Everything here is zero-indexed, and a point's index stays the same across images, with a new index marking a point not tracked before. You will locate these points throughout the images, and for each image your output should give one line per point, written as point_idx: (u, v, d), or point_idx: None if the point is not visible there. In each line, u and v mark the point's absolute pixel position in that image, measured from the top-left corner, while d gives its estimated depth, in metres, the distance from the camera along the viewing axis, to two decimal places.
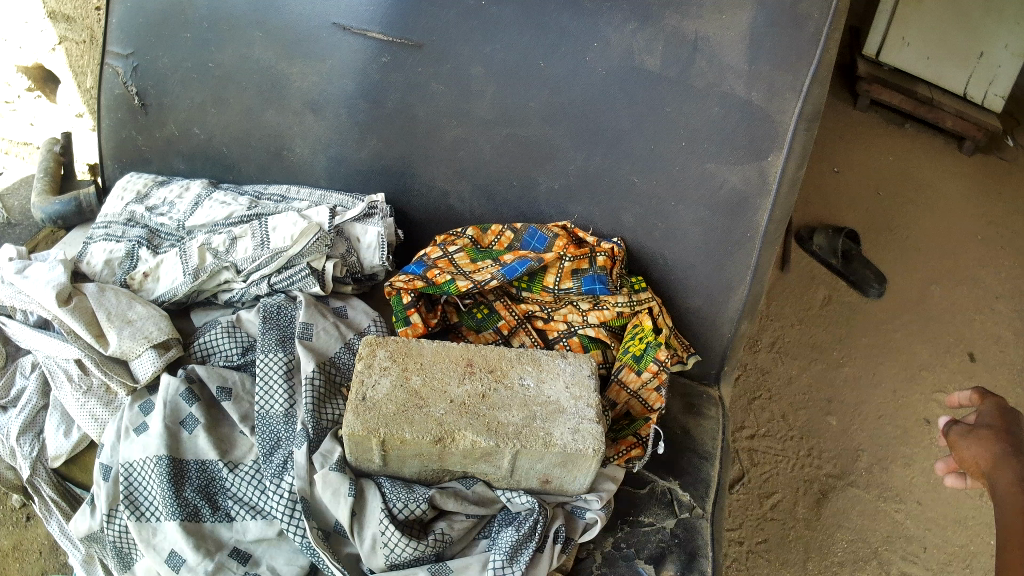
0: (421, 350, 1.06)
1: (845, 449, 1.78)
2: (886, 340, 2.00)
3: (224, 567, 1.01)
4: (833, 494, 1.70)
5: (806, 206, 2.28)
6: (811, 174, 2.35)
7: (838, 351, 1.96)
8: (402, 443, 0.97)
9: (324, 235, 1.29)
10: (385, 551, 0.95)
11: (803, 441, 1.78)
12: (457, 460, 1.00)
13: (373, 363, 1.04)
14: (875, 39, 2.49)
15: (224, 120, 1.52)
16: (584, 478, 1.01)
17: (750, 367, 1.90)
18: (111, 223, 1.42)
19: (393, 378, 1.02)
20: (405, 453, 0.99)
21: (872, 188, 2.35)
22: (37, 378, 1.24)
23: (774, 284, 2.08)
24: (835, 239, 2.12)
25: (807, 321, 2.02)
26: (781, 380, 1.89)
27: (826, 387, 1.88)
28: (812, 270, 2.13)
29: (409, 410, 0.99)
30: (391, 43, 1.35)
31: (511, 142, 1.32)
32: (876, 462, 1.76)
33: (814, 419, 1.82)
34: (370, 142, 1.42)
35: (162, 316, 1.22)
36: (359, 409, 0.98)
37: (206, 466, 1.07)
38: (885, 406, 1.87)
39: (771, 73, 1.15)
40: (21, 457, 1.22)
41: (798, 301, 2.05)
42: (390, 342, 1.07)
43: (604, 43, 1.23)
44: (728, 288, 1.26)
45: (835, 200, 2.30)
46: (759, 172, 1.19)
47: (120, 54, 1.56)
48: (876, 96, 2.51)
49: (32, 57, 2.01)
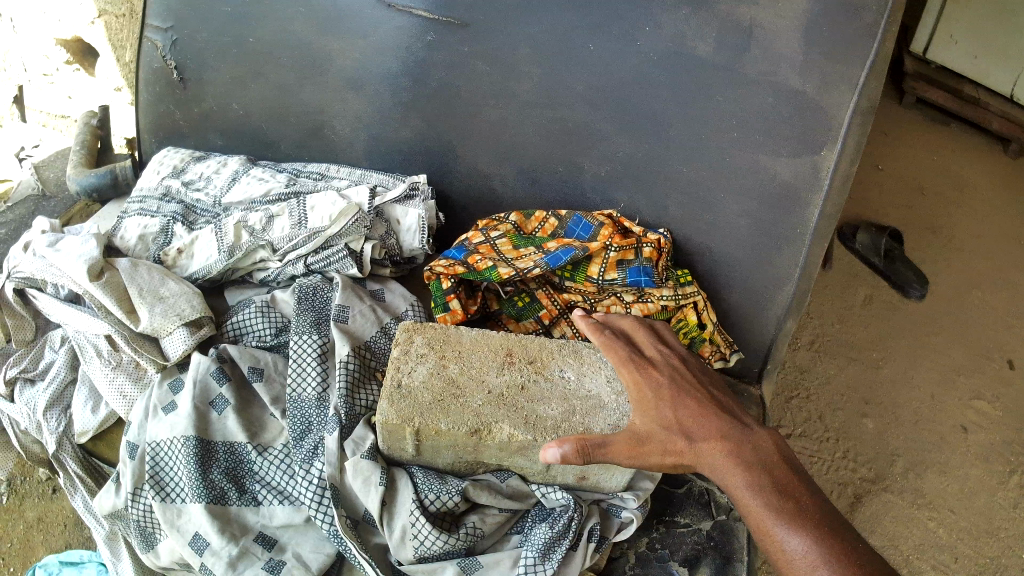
0: (460, 338, 1.03)
1: (882, 452, 1.72)
2: (928, 343, 1.93)
3: (248, 553, 0.98)
4: (866, 500, 1.64)
5: (851, 204, 2.22)
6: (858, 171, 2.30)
7: (879, 354, 1.90)
8: (433, 435, 0.94)
9: (362, 217, 1.26)
10: (415, 543, 0.92)
11: (840, 444, 1.72)
12: (491, 453, 0.97)
13: (410, 350, 1.01)
14: (922, 36, 2.42)
15: (262, 96, 1.50)
16: (624, 475, 0.98)
17: (788, 366, 1.86)
18: (146, 197, 1.41)
19: (430, 365, 0.99)
20: (434, 443, 0.96)
21: (916, 186, 2.28)
22: (66, 352, 1.23)
23: (816, 282, 2.03)
24: (880, 239, 2.05)
25: (850, 319, 1.96)
26: (819, 380, 1.83)
27: (867, 390, 1.82)
28: (854, 270, 2.06)
29: (447, 400, 0.96)
30: (436, 22, 1.32)
31: (556, 126, 1.28)
32: (912, 468, 1.70)
33: (851, 420, 1.77)
34: (412, 121, 1.39)
35: (196, 294, 1.20)
36: (393, 396, 0.95)
37: (235, 449, 1.04)
38: (923, 411, 1.80)
39: (824, 63, 1.11)
40: (48, 432, 1.21)
41: (841, 298, 2.00)
42: (428, 329, 1.04)
43: (656, 27, 1.18)
44: (774, 285, 1.22)
45: (883, 197, 2.25)
46: (811, 166, 1.14)
47: (160, 28, 1.54)
48: (923, 94, 2.46)
49: (72, 31, 1.97)
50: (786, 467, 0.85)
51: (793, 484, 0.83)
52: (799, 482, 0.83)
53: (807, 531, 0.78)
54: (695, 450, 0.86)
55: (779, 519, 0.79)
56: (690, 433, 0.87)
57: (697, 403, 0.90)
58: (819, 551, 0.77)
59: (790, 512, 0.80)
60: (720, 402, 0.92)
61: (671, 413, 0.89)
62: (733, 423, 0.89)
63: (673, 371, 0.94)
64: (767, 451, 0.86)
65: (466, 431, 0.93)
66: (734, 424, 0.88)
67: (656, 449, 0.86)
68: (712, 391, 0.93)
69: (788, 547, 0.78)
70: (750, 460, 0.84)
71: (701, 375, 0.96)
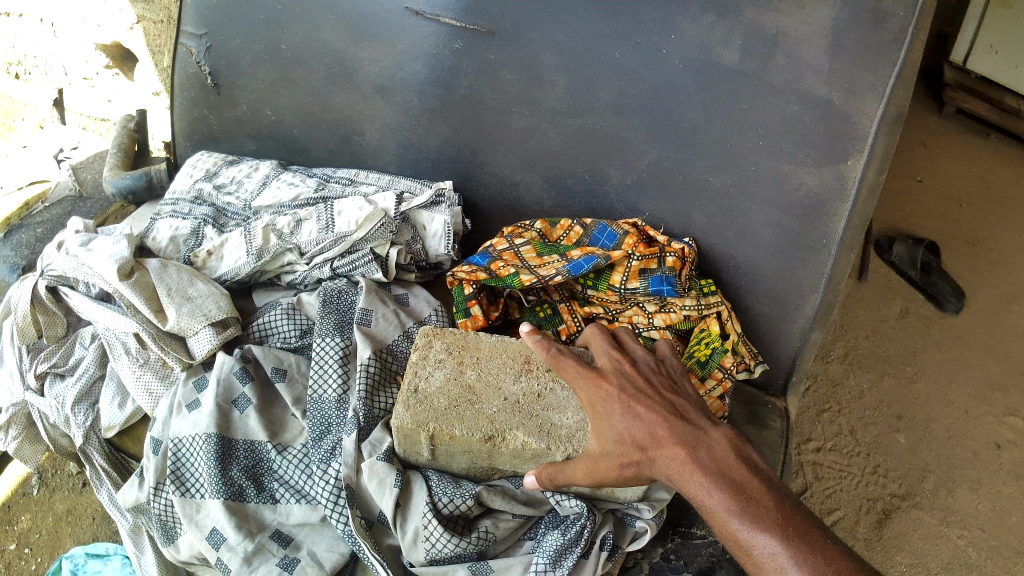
0: (479, 344, 1.04)
1: (912, 468, 1.68)
2: (960, 357, 1.89)
3: (264, 549, 0.99)
4: (895, 517, 1.61)
5: (886, 215, 2.19)
6: (893, 182, 2.27)
7: (911, 368, 1.86)
8: (450, 439, 0.94)
9: (389, 222, 1.26)
10: (426, 545, 0.93)
11: (870, 459, 1.69)
12: (508, 460, 0.97)
13: (428, 355, 1.02)
14: (963, 45, 2.38)
15: (294, 101, 1.52)
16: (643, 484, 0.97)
17: (819, 378, 1.83)
18: (178, 200, 1.44)
19: (447, 371, 1.01)
20: (449, 447, 0.96)
21: (952, 198, 2.24)
22: (95, 349, 1.25)
23: (849, 293, 2.00)
24: (915, 250, 2.02)
25: (882, 333, 1.93)
26: (852, 394, 1.80)
27: (898, 404, 1.79)
28: (888, 283, 2.04)
29: (461, 406, 0.96)
30: (462, 29, 1.33)
31: (582, 133, 1.29)
32: (942, 485, 1.66)
33: (881, 435, 1.74)
34: (439, 128, 1.40)
35: (223, 295, 1.22)
36: (410, 401, 0.97)
37: (255, 446, 1.06)
38: (956, 427, 1.76)
39: (851, 71, 1.09)
40: (76, 426, 1.24)
41: (873, 312, 1.97)
42: (448, 334, 1.05)
43: (681, 36, 1.18)
44: (799, 295, 1.20)
45: (919, 209, 2.21)
46: (837, 176, 1.12)
47: (194, 35, 1.57)
48: (962, 106, 2.43)
49: (111, 35, 2.01)
50: (747, 467, 0.81)
51: (754, 482, 0.79)
52: (761, 481, 0.79)
53: (771, 530, 0.75)
54: (652, 462, 0.83)
55: (740, 524, 0.76)
56: (642, 445, 0.84)
57: (650, 411, 0.86)
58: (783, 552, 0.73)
59: (751, 515, 0.76)
60: (676, 406, 0.88)
61: (624, 426, 0.86)
62: (690, 427, 0.85)
63: (625, 382, 0.91)
64: (725, 452, 0.82)
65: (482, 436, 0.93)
66: (690, 428, 0.85)
67: (615, 466, 0.86)
68: (670, 395, 0.90)
69: (753, 551, 0.75)
70: (707, 465, 0.81)
71: (662, 380, 0.93)
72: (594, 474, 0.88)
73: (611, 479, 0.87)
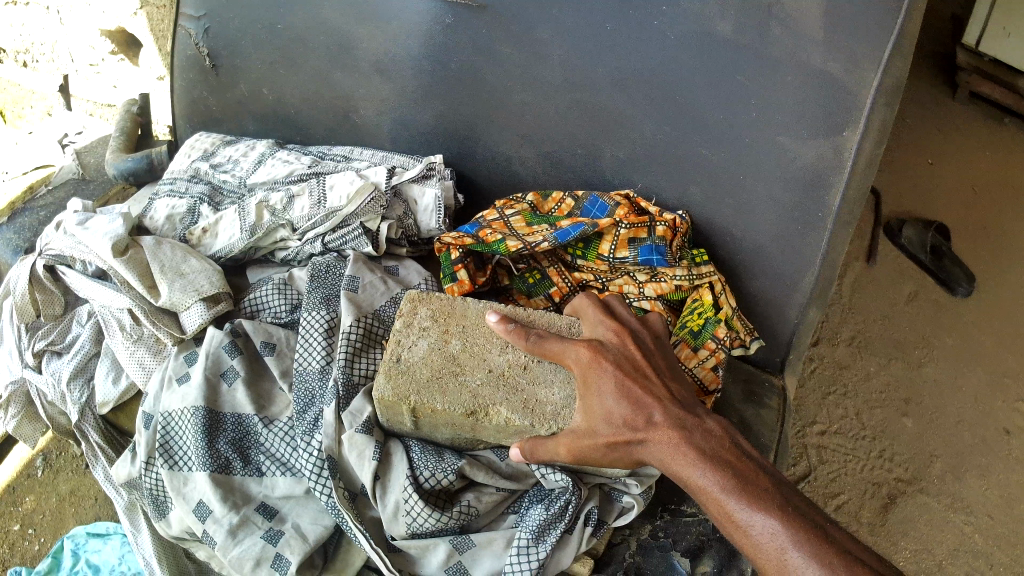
0: (466, 312, 1.03)
1: (919, 454, 1.65)
2: (971, 343, 1.85)
3: (249, 522, 0.99)
4: (900, 502, 1.58)
5: (896, 198, 2.12)
6: (903, 163, 2.20)
7: (922, 350, 1.81)
8: (433, 412, 0.94)
9: (379, 195, 1.24)
10: (407, 519, 0.92)
11: (876, 442, 1.66)
12: (490, 433, 0.96)
13: (413, 323, 1.01)
14: (975, 28, 2.29)
15: (294, 82, 1.51)
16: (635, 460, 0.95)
17: (826, 361, 1.78)
18: (176, 179, 1.40)
19: (432, 340, 0.99)
20: (431, 420, 0.95)
21: (967, 182, 2.18)
22: (91, 327, 1.26)
23: (857, 276, 1.93)
24: (925, 235, 1.99)
25: (892, 315, 1.87)
26: (858, 376, 1.76)
27: (908, 389, 1.75)
28: (899, 267, 1.97)
29: (444, 377, 0.95)
30: (455, 5, 1.30)
31: (578, 108, 1.27)
32: (950, 470, 1.63)
33: (888, 419, 1.70)
34: (433, 105, 1.40)
35: (216, 271, 1.21)
36: (392, 372, 0.95)
37: (243, 419, 1.06)
38: (965, 412, 1.72)
39: (851, 42, 1.06)
40: (71, 402, 1.25)
41: (882, 295, 1.91)
42: (434, 300, 1.04)
43: (676, 9, 1.14)
44: (796, 270, 1.18)
45: (932, 192, 2.15)
46: (833, 148, 1.10)
47: (193, 16, 1.56)
48: (977, 89, 2.36)
49: (115, 21, 2.01)
50: (741, 453, 0.79)
51: (749, 466, 0.78)
52: (755, 467, 0.78)
53: (769, 510, 0.73)
54: (643, 443, 0.81)
55: (737, 504, 0.74)
56: (633, 425, 0.82)
57: (645, 392, 0.84)
58: (780, 533, 0.71)
59: (748, 495, 0.74)
60: (670, 389, 0.86)
61: (615, 406, 0.84)
62: (684, 410, 0.83)
63: (619, 358, 0.88)
64: (718, 437, 0.80)
65: (466, 408, 0.92)
66: (683, 412, 0.83)
67: (604, 445, 0.84)
68: (665, 377, 0.88)
69: (750, 532, 0.73)
70: (701, 447, 0.79)
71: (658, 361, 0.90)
72: (576, 452, 0.87)
73: (598, 457, 0.86)
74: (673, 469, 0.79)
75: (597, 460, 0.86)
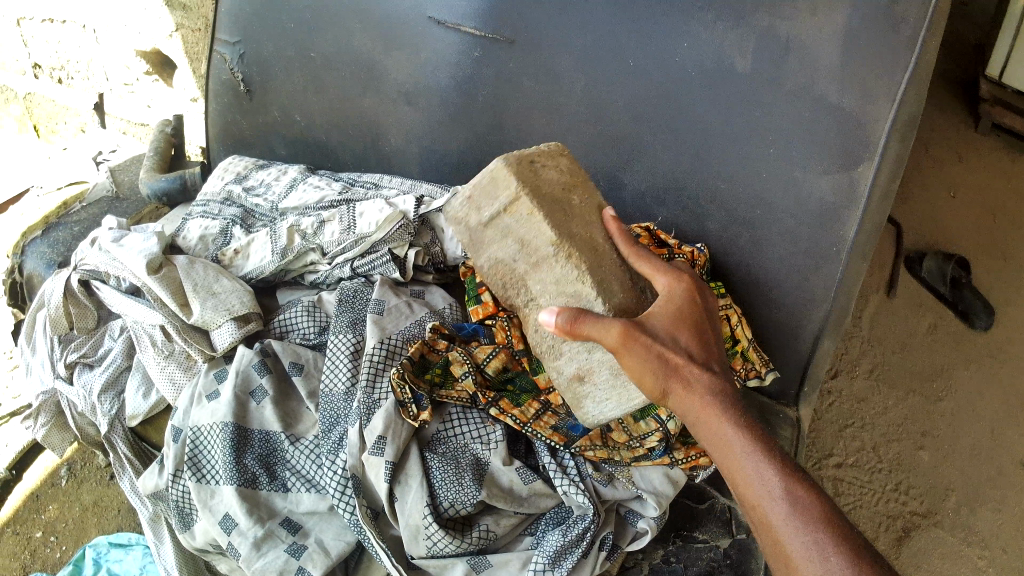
0: (592, 185, 1.04)
1: (936, 486, 1.52)
2: (993, 371, 1.67)
3: (273, 535, 1.02)
4: (916, 536, 1.47)
5: (921, 226, 1.88)
6: (924, 191, 1.93)
7: (941, 381, 1.65)
8: (526, 221, 0.98)
9: (408, 224, 1.24)
10: (427, 543, 0.94)
11: (892, 475, 1.54)
12: (537, 282, 0.99)
13: (552, 160, 1.04)
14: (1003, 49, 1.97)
15: (326, 106, 1.55)
16: (613, 409, 0.95)
17: (843, 393, 1.64)
18: (210, 201, 1.46)
19: (560, 179, 1.02)
20: (514, 231, 1.00)
21: (993, 214, 1.89)
22: (122, 341, 1.31)
23: (879, 305, 1.76)
24: (946, 265, 1.77)
25: (913, 347, 1.71)
26: (877, 410, 1.62)
27: (923, 419, 1.60)
28: (918, 298, 1.78)
29: (553, 206, 0.99)
30: (483, 38, 1.35)
31: (602, 138, 1.31)
32: (966, 504, 1.50)
33: (903, 449, 1.57)
34: (462, 134, 1.43)
35: (246, 291, 1.24)
36: (515, 170, 1.00)
37: (270, 437, 1.09)
38: (985, 443, 1.57)
39: (866, 76, 1.08)
40: (101, 414, 1.29)
41: (904, 327, 1.73)
42: (572, 161, 1.06)
43: (694, 43, 1.19)
44: (810, 302, 1.19)
45: (959, 223, 1.88)
46: (848, 182, 1.11)
47: (228, 42, 1.62)
48: (999, 121, 2.01)
49: (150, 42, 2.06)
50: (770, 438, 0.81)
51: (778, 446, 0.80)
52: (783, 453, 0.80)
53: (801, 480, 0.74)
54: (697, 377, 0.82)
55: (771, 463, 0.75)
56: (694, 358, 0.84)
57: (711, 343, 0.86)
58: (810, 504, 0.72)
59: (783, 461, 0.76)
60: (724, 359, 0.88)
61: (683, 337, 0.85)
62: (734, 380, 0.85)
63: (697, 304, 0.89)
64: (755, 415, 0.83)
65: (548, 240, 0.96)
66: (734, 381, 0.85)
67: (655, 355, 0.83)
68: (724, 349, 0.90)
69: (776, 491, 0.73)
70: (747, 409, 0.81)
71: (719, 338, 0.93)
72: (626, 347, 0.84)
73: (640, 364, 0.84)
74: (710, 413, 0.80)
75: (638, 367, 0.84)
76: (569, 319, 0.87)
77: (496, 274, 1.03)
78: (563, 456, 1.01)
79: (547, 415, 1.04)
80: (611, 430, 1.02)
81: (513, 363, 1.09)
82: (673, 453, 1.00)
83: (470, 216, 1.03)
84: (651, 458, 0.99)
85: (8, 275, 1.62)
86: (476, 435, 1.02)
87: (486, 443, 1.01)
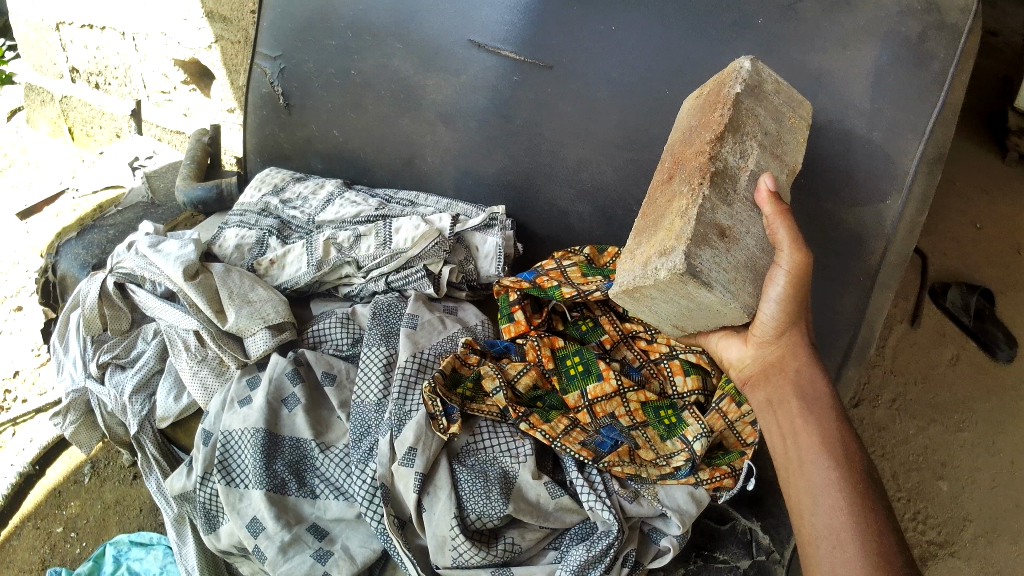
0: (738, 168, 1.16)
1: (953, 516, 1.48)
2: (1017, 406, 1.61)
3: (300, 540, 1.04)
4: (930, 565, 1.43)
5: (943, 259, 1.82)
6: (946, 224, 1.88)
7: (960, 412, 1.60)
8: (791, 129, 1.07)
9: (443, 241, 1.28)
10: (453, 553, 0.96)
11: (909, 504, 1.50)
12: (759, 161, 1.01)
13: None
14: None
15: (362, 124, 1.57)
16: (721, 276, 0.91)
17: (862, 423, 1.61)
18: (246, 211, 1.48)
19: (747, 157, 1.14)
20: (780, 122, 1.06)
21: (1016, 249, 1.83)
22: (156, 344, 1.34)
23: (901, 338, 1.71)
24: (969, 296, 1.72)
25: (933, 380, 1.65)
26: (896, 439, 1.58)
27: (943, 450, 1.56)
28: (941, 329, 1.72)
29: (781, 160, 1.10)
30: (522, 62, 1.38)
31: (633, 166, 1.31)
32: (984, 535, 1.45)
33: (922, 480, 1.53)
34: (498, 156, 1.43)
35: (281, 300, 1.27)
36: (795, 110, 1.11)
37: (301, 444, 1.12)
38: (1005, 474, 1.52)
39: (894, 113, 1.15)
40: (131, 414, 1.33)
41: (925, 356, 1.68)
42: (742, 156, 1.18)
43: None
44: (835, 334, 1.21)
45: (973, 258, 1.82)
46: (875, 215, 1.15)
47: (268, 56, 1.66)
48: None
49: (189, 52, 2.11)
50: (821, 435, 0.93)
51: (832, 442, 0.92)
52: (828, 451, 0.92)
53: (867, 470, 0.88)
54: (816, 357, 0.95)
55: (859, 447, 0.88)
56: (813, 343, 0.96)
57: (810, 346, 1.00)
58: (874, 506, 0.82)
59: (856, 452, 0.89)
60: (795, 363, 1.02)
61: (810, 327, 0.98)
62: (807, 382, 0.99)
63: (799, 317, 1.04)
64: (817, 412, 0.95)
65: (792, 161, 1.06)
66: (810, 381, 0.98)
67: (802, 302, 0.92)
68: None
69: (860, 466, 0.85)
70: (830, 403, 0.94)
71: None
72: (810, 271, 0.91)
73: (791, 285, 0.90)
74: (811, 382, 0.92)
75: (788, 287, 0.90)
76: (778, 201, 0.95)
77: (738, 109, 1.01)
78: (591, 472, 1.02)
79: (576, 431, 1.05)
80: (637, 447, 1.03)
81: (543, 381, 1.12)
82: (699, 474, 1.00)
83: (761, 82, 1.06)
84: (676, 477, 1.00)
85: (41, 274, 1.65)
86: (505, 448, 1.04)
87: (515, 456, 1.03)
